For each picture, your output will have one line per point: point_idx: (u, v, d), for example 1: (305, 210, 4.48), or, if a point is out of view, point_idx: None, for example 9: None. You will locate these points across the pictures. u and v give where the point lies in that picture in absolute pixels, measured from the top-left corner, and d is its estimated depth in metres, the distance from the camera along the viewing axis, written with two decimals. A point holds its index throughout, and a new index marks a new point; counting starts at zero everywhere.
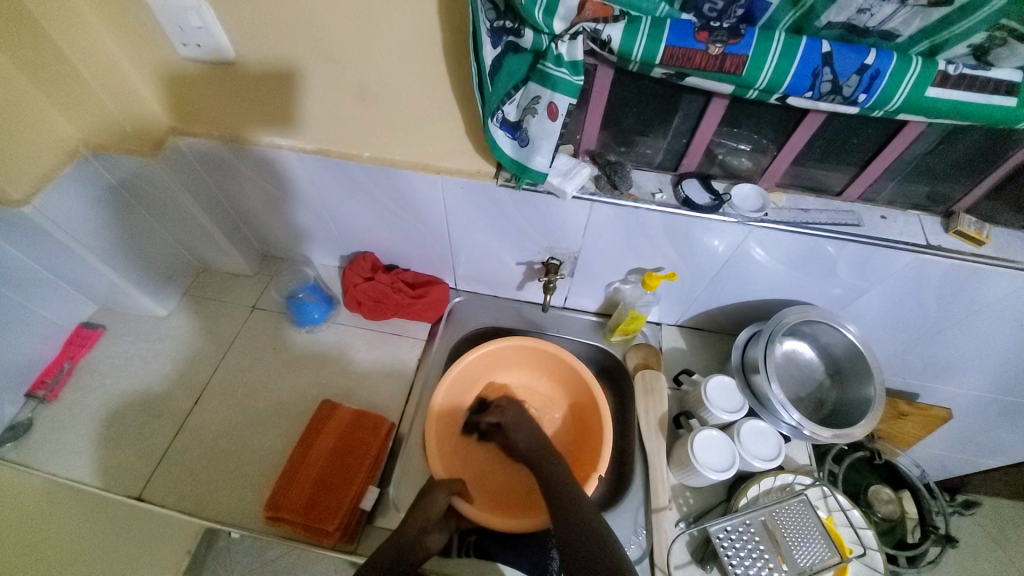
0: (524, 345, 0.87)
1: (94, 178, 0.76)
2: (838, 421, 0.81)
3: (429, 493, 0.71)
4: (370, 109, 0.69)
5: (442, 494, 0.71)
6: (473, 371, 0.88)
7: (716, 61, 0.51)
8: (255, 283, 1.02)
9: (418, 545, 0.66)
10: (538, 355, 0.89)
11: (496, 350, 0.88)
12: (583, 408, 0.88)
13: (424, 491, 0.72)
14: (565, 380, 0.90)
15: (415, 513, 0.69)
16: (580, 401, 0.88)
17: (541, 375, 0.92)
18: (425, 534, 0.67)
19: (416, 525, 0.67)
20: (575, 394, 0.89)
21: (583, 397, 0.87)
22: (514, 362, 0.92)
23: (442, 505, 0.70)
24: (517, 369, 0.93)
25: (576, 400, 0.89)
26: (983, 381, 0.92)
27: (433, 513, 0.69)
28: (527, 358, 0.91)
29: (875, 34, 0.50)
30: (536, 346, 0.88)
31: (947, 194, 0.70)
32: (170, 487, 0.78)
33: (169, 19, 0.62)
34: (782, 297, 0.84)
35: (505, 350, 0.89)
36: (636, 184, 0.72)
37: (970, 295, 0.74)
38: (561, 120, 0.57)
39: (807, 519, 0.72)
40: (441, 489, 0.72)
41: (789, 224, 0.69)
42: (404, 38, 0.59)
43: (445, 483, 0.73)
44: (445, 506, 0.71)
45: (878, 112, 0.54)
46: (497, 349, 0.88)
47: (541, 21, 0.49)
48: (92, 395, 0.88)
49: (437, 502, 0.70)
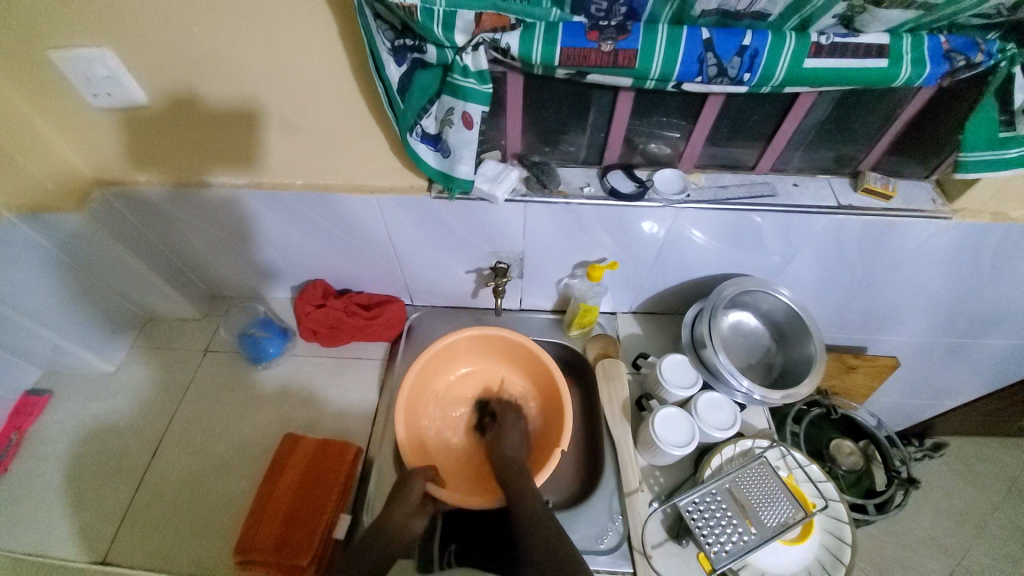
0: (496, 333, 0.88)
1: (23, 241, 0.74)
2: (787, 382, 0.85)
3: (405, 484, 0.71)
4: (295, 137, 0.70)
5: (419, 481, 0.72)
6: (449, 356, 0.90)
7: (610, 57, 0.54)
8: (206, 325, 1.00)
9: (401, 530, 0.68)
10: (513, 346, 0.89)
11: (470, 338, 0.88)
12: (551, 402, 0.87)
13: (401, 480, 0.72)
14: (531, 368, 0.90)
15: (393, 506, 0.70)
16: (549, 395, 0.88)
17: (516, 368, 0.92)
18: (409, 520, 0.69)
19: (397, 518, 0.69)
20: (546, 389, 0.88)
21: (553, 391, 0.87)
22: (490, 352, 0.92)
23: (419, 491, 0.71)
24: (494, 359, 0.93)
25: (546, 394, 0.89)
26: (920, 325, 0.99)
27: (412, 500, 0.70)
28: (502, 349, 0.91)
29: (749, 16, 0.53)
30: (508, 336, 0.88)
31: (852, 156, 0.75)
32: (135, 546, 0.75)
33: (75, 72, 0.62)
34: (721, 272, 0.88)
35: (482, 339, 0.89)
36: (564, 181, 0.74)
37: (889, 246, 0.79)
38: (477, 127, 0.60)
39: (769, 480, 0.75)
40: (417, 478, 0.72)
41: (711, 201, 0.73)
42: (315, 64, 0.60)
43: (420, 470, 0.73)
44: (421, 492, 0.71)
45: (766, 87, 0.57)
46: (472, 336, 0.89)
47: (442, 36, 0.52)
48: (42, 463, 0.84)
49: (414, 491, 0.71)
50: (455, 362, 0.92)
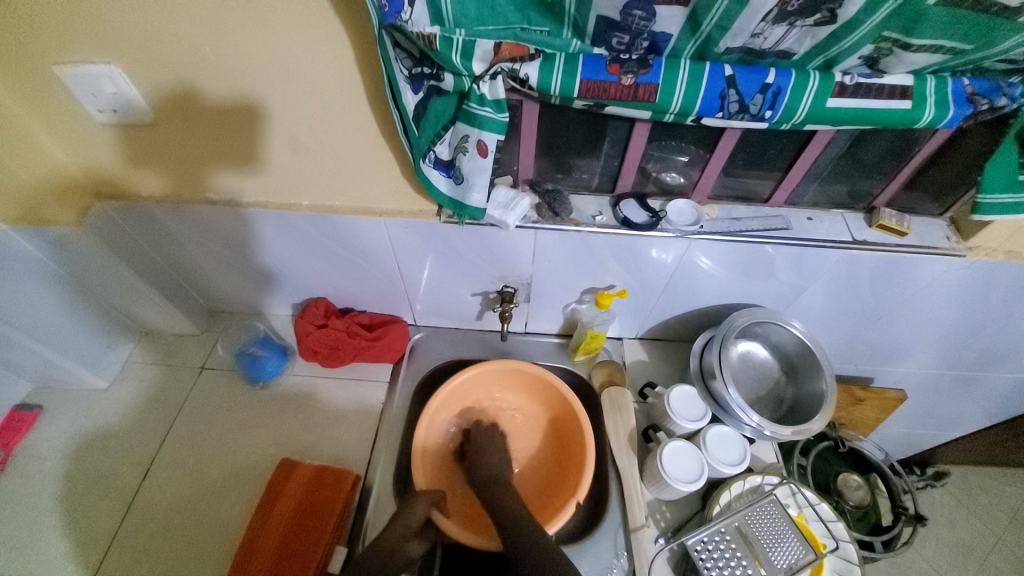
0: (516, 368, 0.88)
1: (19, 253, 0.72)
2: (796, 418, 0.84)
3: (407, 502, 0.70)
4: (304, 157, 0.68)
5: (422, 504, 0.71)
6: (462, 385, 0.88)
7: (631, 90, 0.53)
8: (203, 341, 0.98)
9: (398, 553, 0.66)
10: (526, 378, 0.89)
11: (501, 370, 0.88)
12: (567, 436, 0.86)
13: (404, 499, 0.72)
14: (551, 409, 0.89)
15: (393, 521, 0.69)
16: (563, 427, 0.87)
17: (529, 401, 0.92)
18: (404, 542, 0.67)
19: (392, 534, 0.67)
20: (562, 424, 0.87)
21: (568, 424, 0.85)
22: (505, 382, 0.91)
23: (421, 513, 0.70)
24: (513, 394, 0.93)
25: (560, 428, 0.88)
26: (927, 358, 0.97)
27: (410, 521, 0.69)
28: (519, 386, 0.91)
29: (772, 53, 0.52)
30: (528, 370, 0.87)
31: (866, 191, 0.74)
32: (121, 575, 0.72)
33: (81, 87, 0.61)
34: (731, 302, 0.87)
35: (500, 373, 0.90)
36: (576, 209, 0.73)
37: (902, 281, 0.78)
38: (491, 155, 0.58)
39: (778, 519, 0.73)
40: (421, 500, 0.71)
41: (724, 233, 0.72)
42: (328, 84, 0.59)
43: (425, 494, 0.72)
44: (424, 515, 0.70)
45: (786, 125, 0.57)
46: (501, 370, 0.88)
47: (460, 65, 0.51)
48: (28, 483, 0.81)
49: (416, 513, 0.70)
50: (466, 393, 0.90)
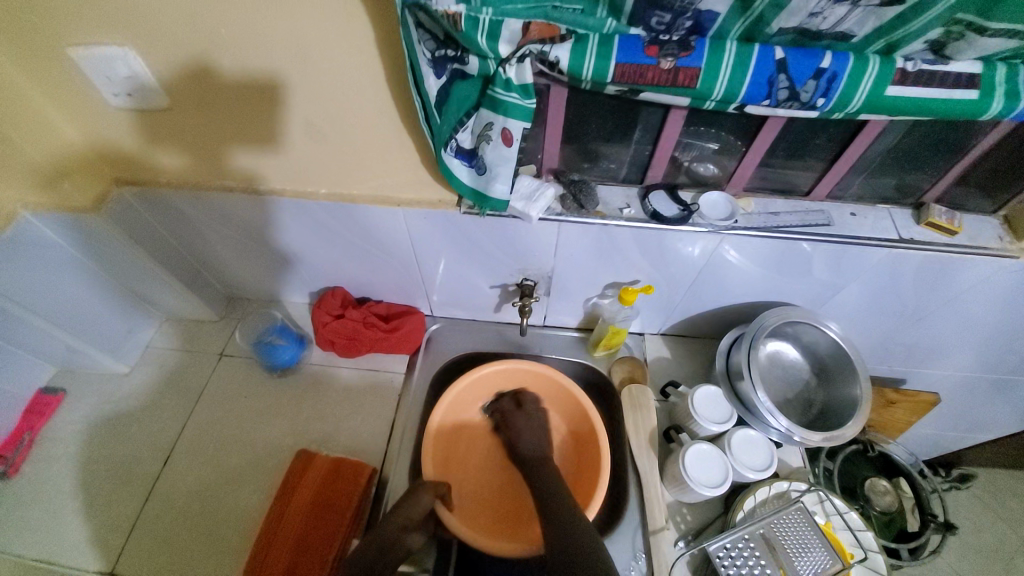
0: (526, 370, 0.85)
1: (40, 239, 0.73)
2: (826, 423, 0.80)
3: (413, 492, 0.70)
4: (321, 144, 0.66)
5: (427, 495, 0.70)
6: (483, 384, 0.86)
7: (669, 75, 0.49)
8: (222, 328, 0.98)
9: (397, 545, 0.65)
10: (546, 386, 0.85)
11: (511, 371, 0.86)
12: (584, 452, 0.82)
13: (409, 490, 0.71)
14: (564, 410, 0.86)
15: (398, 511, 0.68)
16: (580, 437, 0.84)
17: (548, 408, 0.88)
18: (404, 533, 0.66)
19: (396, 523, 0.67)
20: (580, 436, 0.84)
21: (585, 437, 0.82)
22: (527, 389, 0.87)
23: (426, 506, 0.69)
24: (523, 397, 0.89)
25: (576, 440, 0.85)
26: (967, 362, 0.92)
27: (416, 514, 0.68)
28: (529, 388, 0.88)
29: (829, 36, 0.48)
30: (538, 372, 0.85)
31: (916, 185, 0.69)
32: (144, 558, 0.74)
33: (95, 70, 0.59)
34: (761, 300, 0.84)
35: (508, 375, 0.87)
36: (603, 201, 0.70)
37: (949, 282, 0.73)
38: (516, 145, 0.55)
39: (805, 528, 0.70)
40: (426, 491, 0.70)
41: (759, 229, 0.68)
42: (346, 68, 0.56)
43: (430, 484, 0.71)
44: (428, 507, 0.69)
45: (840, 114, 0.53)
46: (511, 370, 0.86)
47: (485, 47, 0.48)
48: (55, 465, 0.83)
49: (421, 504, 0.69)
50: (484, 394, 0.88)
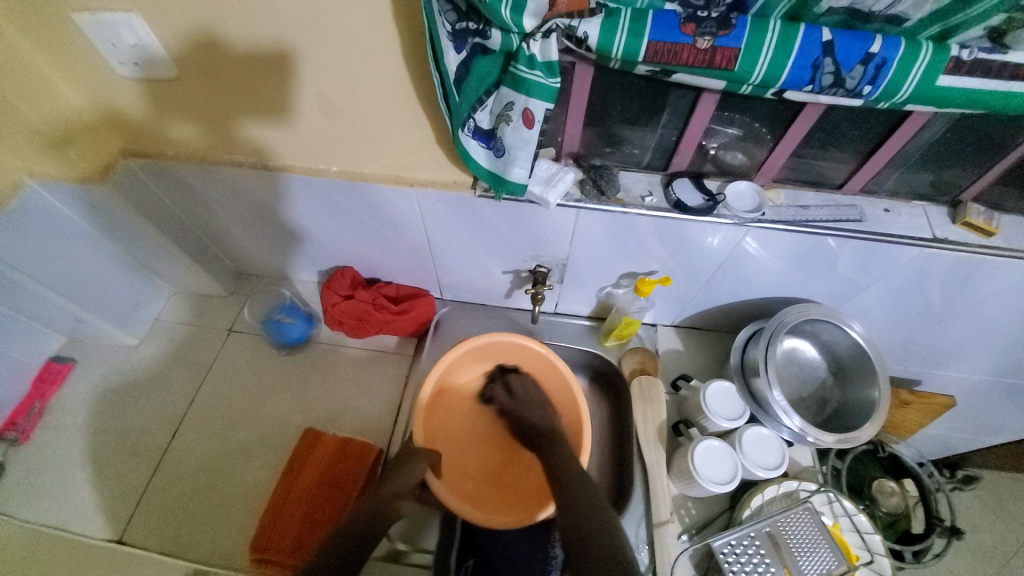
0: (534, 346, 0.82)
1: (46, 210, 0.73)
2: (840, 424, 0.79)
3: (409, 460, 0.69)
4: (332, 119, 0.63)
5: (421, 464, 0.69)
6: (479, 355, 0.85)
7: (706, 56, 0.46)
8: (230, 304, 0.97)
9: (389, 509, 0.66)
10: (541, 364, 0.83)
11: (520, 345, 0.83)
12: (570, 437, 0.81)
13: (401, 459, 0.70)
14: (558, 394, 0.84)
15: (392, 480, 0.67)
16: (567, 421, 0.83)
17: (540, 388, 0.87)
18: (397, 500, 0.66)
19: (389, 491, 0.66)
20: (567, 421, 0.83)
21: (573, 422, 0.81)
22: (521, 367, 0.86)
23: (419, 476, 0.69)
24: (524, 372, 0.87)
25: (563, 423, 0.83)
26: (989, 367, 0.89)
27: (410, 483, 0.67)
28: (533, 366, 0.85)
29: (880, 19, 0.45)
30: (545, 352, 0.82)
31: (953, 183, 0.65)
32: (152, 528, 0.75)
33: (100, 37, 0.57)
34: (781, 296, 0.81)
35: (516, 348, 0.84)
36: (624, 188, 0.67)
37: (980, 285, 0.70)
38: (537, 127, 0.52)
39: (812, 528, 0.70)
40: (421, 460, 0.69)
41: (787, 222, 0.65)
42: (359, 40, 0.53)
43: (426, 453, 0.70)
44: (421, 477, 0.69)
45: (884, 104, 0.49)
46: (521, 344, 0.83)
47: (508, 19, 0.44)
48: (65, 433, 0.84)
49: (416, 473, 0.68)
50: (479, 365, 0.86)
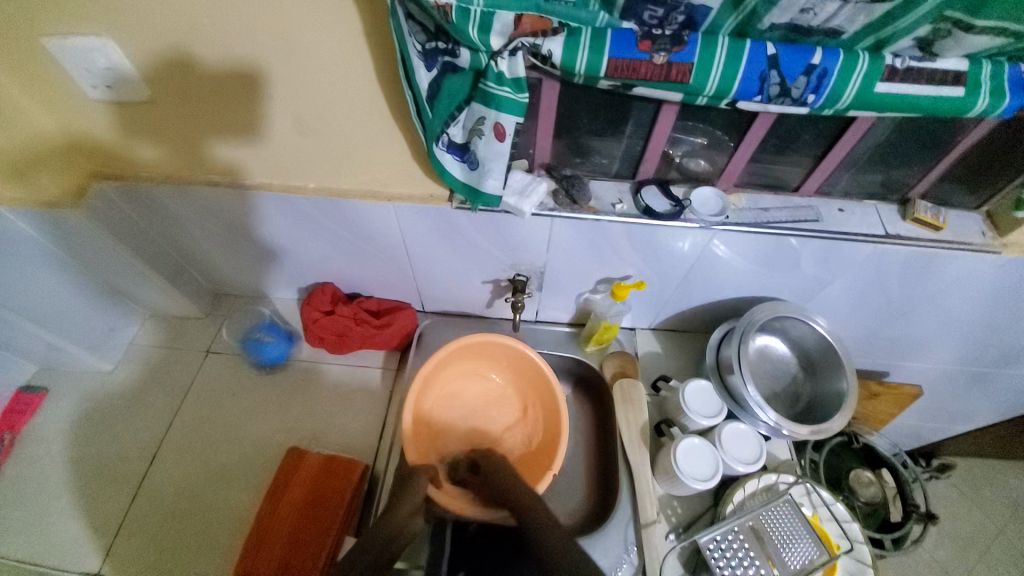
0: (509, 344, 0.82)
1: (14, 234, 0.72)
2: (813, 416, 0.82)
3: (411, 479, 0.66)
4: (308, 138, 0.65)
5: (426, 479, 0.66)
6: (465, 356, 0.85)
7: (662, 70, 0.49)
8: (208, 325, 0.96)
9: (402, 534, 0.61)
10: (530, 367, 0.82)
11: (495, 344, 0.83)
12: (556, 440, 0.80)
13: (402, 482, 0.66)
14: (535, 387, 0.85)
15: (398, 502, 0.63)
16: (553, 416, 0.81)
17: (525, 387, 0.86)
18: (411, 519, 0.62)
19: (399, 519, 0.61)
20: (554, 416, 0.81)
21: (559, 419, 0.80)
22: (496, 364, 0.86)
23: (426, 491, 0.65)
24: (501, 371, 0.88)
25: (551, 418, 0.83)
26: (949, 356, 0.94)
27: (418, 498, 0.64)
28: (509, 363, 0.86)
29: (820, 33, 0.48)
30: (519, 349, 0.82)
31: (903, 182, 0.70)
32: (130, 558, 0.73)
33: (70, 60, 0.57)
34: (751, 295, 0.84)
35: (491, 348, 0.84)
36: (595, 196, 0.70)
37: (932, 277, 0.74)
38: (509, 139, 0.55)
39: (792, 520, 0.72)
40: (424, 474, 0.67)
41: (750, 224, 0.69)
42: (334, 61, 0.55)
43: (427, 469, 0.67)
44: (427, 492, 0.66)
45: (829, 111, 0.53)
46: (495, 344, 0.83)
47: (477, 39, 0.47)
48: (35, 465, 0.81)
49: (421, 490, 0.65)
50: (467, 363, 0.86)
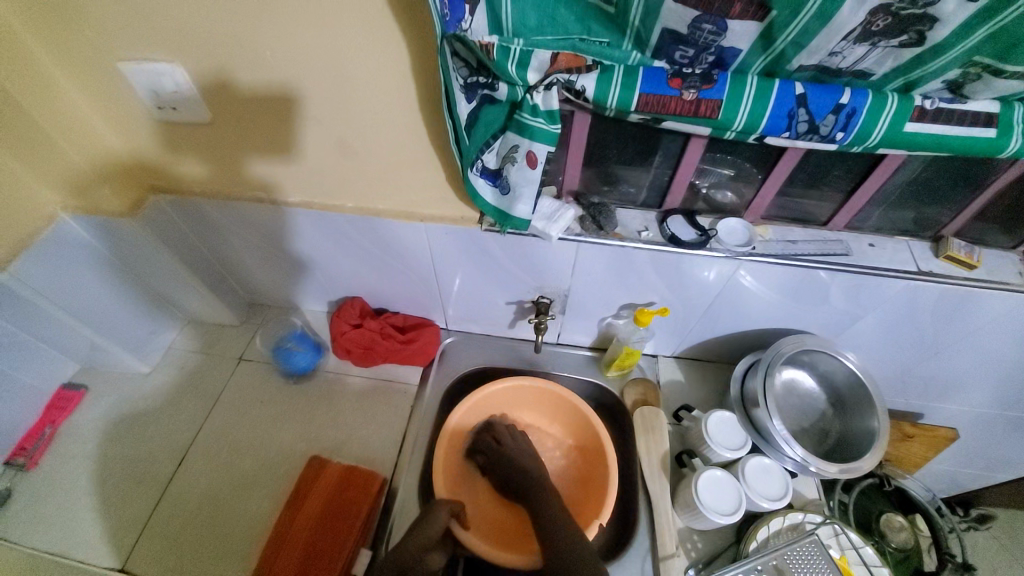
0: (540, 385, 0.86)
1: (76, 239, 0.77)
2: (842, 454, 0.80)
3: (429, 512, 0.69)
4: (350, 160, 0.69)
5: (444, 511, 0.70)
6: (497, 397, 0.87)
7: (691, 106, 0.51)
8: (241, 333, 1.00)
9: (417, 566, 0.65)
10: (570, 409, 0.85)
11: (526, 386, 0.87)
12: (591, 483, 0.81)
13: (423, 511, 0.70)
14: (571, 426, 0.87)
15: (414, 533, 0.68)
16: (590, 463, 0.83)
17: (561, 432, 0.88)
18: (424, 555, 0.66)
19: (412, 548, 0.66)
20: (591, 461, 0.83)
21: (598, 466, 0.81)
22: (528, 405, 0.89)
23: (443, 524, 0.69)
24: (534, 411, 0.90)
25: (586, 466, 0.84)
26: (987, 399, 0.90)
27: (433, 533, 0.68)
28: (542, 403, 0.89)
29: (848, 74, 0.50)
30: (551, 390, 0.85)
31: (935, 219, 0.69)
32: (154, 558, 0.75)
33: (143, 85, 0.63)
34: (776, 327, 0.84)
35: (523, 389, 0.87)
36: (622, 223, 0.71)
37: (967, 317, 0.73)
38: (540, 167, 0.57)
39: (820, 562, 0.68)
40: (443, 507, 0.70)
41: (777, 256, 0.69)
42: (380, 91, 0.59)
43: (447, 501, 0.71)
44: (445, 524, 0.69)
45: (858, 148, 0.54)
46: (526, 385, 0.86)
47: (515, 74, 0.50)
48: (73, 460, 0.85)
49: (438, 522, 0.69)
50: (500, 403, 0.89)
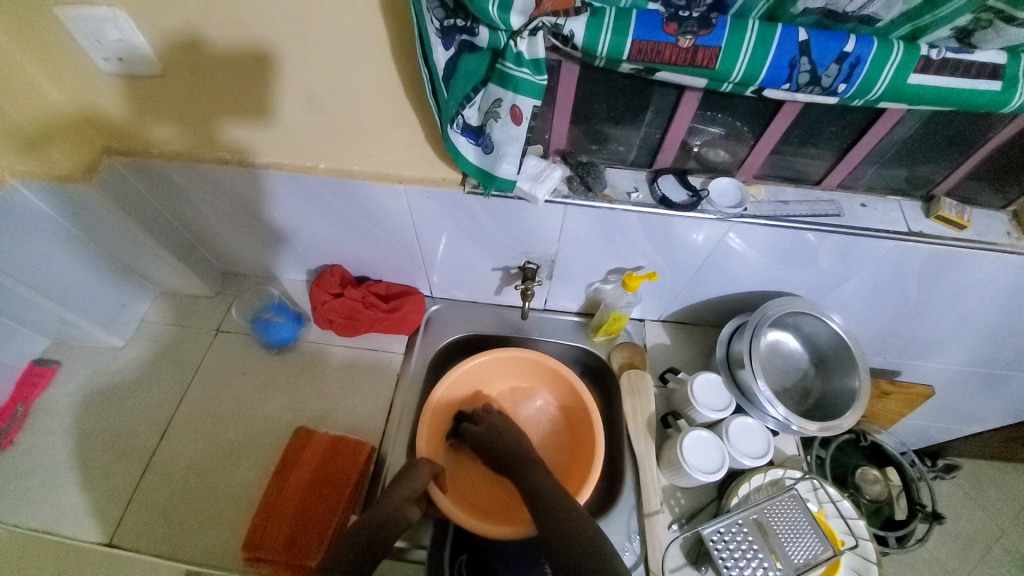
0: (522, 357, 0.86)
1: (29, 209, 0.71)
2: (822, 413, 0.81)
3: (409, 470, 0.71)
4: (322, 118, 0.64)
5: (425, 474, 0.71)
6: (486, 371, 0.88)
7: (688, 54, 0.48)
8: (218, 303, 0.96)
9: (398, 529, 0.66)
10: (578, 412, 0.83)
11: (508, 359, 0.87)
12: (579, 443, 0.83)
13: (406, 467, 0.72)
14: (555, 391, 0.87)
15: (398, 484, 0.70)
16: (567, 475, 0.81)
17: (563, 433, 0.87)
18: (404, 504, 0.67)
19: (399, 498, 0.68)
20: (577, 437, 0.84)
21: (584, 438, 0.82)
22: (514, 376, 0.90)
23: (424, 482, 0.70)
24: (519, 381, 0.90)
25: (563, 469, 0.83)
26: (964, 357, 0.92)
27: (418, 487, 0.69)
28: (530, 374, 0.88)
29: (854, 19, 0.47)
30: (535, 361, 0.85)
31: (928, 177, 0.68)
32: (142, 530, 0.74)
33: (85, 33, 0.56)
34: (765, 289, 0.83)
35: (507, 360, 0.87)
36: (611, 184, 0.68)
37: (953, 277, 0.72)
38: (525, 124, 0.53)
39: (798, 515, 0.71)
40: (425, 465, 0.72)
41: (768, 217, 0.67)
42: (350, 39, 0.54)
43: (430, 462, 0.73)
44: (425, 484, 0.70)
45: (860, 101, 0.51)
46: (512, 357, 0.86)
47: (496, 17, 0.45)
48: (51, 437, 0.82)
49: (421, 476, 0.70)
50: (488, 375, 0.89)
